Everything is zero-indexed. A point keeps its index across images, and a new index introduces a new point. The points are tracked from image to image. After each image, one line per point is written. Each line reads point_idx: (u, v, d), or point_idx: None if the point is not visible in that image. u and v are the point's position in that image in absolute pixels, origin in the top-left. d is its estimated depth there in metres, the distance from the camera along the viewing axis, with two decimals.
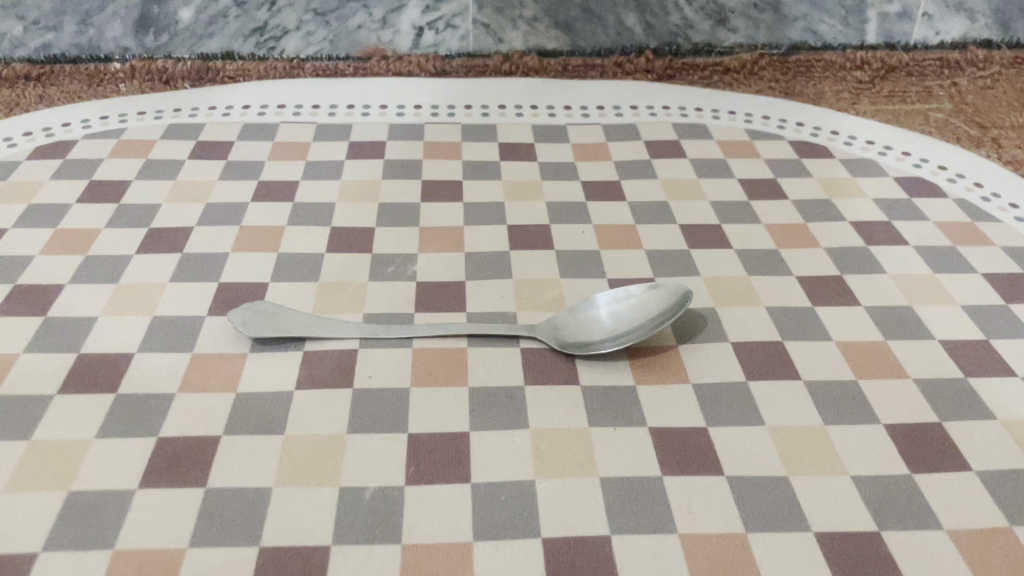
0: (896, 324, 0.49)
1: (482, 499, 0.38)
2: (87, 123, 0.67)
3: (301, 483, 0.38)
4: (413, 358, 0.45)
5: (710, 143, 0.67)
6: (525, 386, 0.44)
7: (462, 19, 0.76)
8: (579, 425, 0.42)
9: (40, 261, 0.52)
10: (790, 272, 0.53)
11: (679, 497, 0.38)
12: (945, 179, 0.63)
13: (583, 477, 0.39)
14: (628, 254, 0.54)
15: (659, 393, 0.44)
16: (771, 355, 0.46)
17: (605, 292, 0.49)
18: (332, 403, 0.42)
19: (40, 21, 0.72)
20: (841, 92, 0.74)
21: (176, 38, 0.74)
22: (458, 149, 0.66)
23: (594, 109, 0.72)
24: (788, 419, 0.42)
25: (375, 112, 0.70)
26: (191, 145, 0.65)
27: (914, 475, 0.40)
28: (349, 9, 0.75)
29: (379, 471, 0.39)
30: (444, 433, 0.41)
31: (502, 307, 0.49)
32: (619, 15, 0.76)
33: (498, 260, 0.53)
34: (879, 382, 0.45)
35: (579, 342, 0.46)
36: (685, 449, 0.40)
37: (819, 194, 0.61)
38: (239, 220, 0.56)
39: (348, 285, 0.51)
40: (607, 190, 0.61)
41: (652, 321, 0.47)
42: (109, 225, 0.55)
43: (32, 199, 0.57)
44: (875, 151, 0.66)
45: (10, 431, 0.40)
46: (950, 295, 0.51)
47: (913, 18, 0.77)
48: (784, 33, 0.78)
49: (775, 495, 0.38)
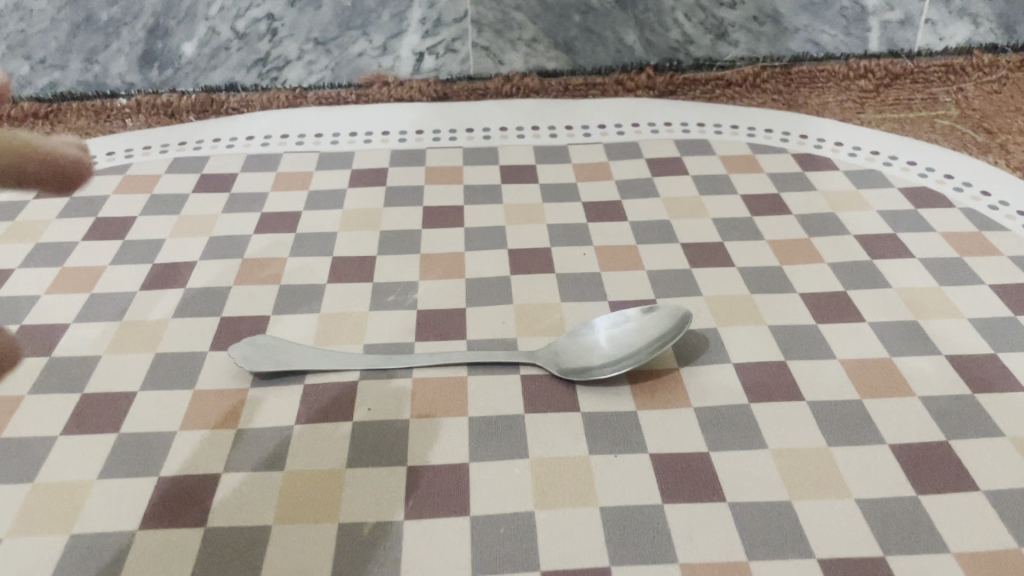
0: (901, 340, 0.48)
1: (481, 532, 0.38)
2: (94, 159, 0.67)
3: (300, 520, 0.38)
4: (413, 388, 0.45)
5: (713, 159, 0.67)
6: (525, 414, 0.44)
7: (462, 43, 0.76)
8: (580, 453, 0.41)
9: (46, 300, 0.52)
10: (793, 289, 0.52)
11: (681, 525, 0.38)
12: (951, 189, 0.62)
13: (583, 507, 0.39)
14: (629, 275, 0.54)
15: (659, 418, 0.43)
16: (774, 376, 0.46)
17: (603, 316, 0.49)
18: (332, 437, 0.42)
19: (46, 60, 0.73)
20: (845, 102, 0.74)
21: (180, 72, 0.75)
22: (460, 174, 0.66)
23: (596, 127, 0.72)
24: (791, 441, 0.42)
25: (377, 138, 0.71)
26: (195, 178, 0.65)
27: (919, 495, 0.39)
28: (349, 37, 0.75)
29: (379, 506, 0.39)
30: (444, 465, 0.41)
31: (502, 334, 0.49)
32: (619, 33, 0.76)
33: (499, 285, 0.53)
34: (883, 399, 0.44)
35: (580, 367, 0.46)
36: (686, 475, 0.40)
37: (822, 208, 0.60)
38: (242, 253, 0.57)
39: (349, 316, 0.51)
40: (608, 210, 0.61)
41: (653, 343, 0.47)
42: (114, 261, 0.56)
43: (39, 238, 0.58)
44: (879, 161, 0.66)
45: (14, 474, 0.41)
46: (957, 308, 0.50)
47: (916, 25, 0.77)
48: (784, 45, 0.78)
49: (778, 520, 0.38)
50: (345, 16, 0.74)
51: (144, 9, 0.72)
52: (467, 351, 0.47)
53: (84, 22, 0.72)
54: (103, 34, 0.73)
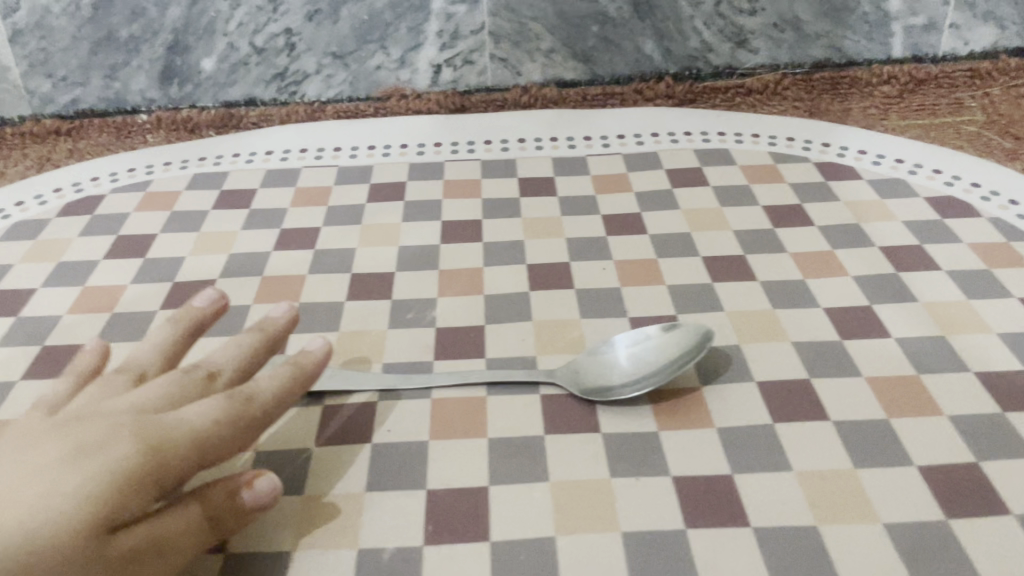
0: (929, 356, 0.47)
1: (501, 558, 0.37)
2: (115, 176, 0.68)
3: (320, 545, 0.38)
4: (432, 409, 0.45)
5: (734, 169, 0.66)
6: (545, 435, 0.43)
7: (480, 54, 0.76)
8: (601, 476, 0.41)
9: (68, 320, 0.53)
10: (817, 304, 0.51)
11: (704, 550, 0.37)
12: (978, 198, 0.61)
13: (604, 532, 0.38)
14: (650, 290, 0.54)
15: (681, 439, 0.43)
16: (798, 395, 0.45)
17: (623, 334, 0.48)
18: (352, 460, 0.42)
19: (67, 77, 0.74)
20: (868, 108, 0.73)
21: (199, 87, 0.76)
22: (478, 187, 0.66)
23: (615, 138, 0.71)
24: (816, 462, 0.41)
25: (395, 152, 0.71)
26: (215, 194, 0.66)
27: (949, 519, 0.38)
28: (367, 50, 0.75)
29: (398, 532, 0.39)
30: (464, 488, 0.41)
31: (522, 352, 0.49)
32: (637, 42, 0.76)
33: (518, 301, 0.53)
34: (911, 419, 0.43)
35: (601, 387, 0.45)
36: (709, 499, 0.39)
37: (846, 219, 0.60)
38: (262, 270, 0.57)
39: (368, 334, 0.51)
40: (628, 223, 0.61)
41: (673, 364, 0.46)
42: (135, 280, 0.56)
43: (61, 257, 0.59)
44: (904, 169, 0.65)
45: None
46: (985, 322, 0.49)
47: (940, 29, 0.76)
48: (806, 52, 0.76)
49: (803, 545, 0.37)
50: (363, 30, 0.74)
51: (163, 26, 0.72)
52: (486, 370, 0.47)
53: (105, 39, 0.72)
54: (123, 51, 0.73)
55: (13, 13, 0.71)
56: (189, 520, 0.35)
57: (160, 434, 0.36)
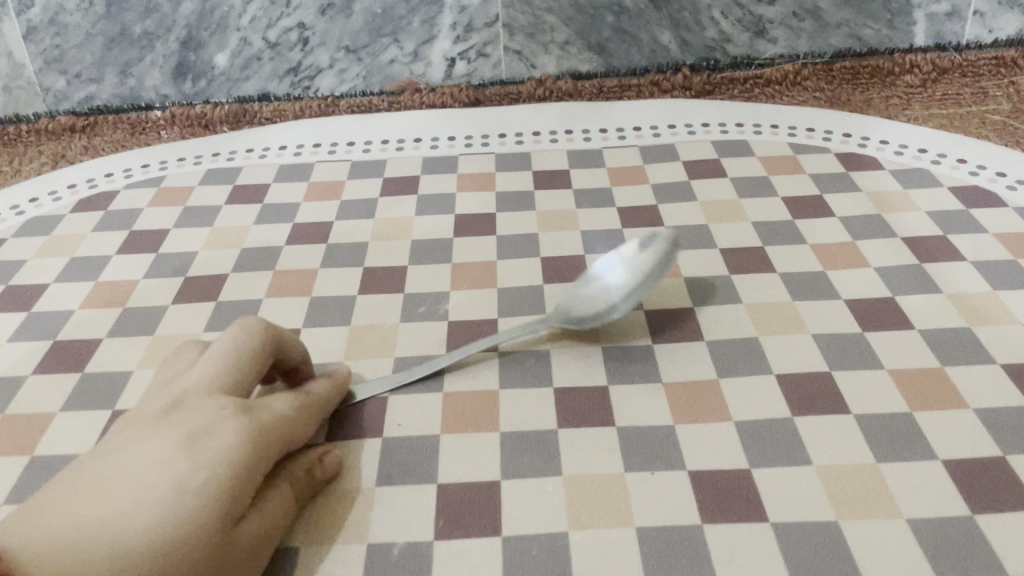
0: (954, 348, 0.46)
1: (513, 553, 0.37)
2: (129, 172, 0.68)
3: (329, 540, 0.38)
4: (443, 403, 0.44)
5: (752, 161, 0.65)
6: (558, 429, 0.42)
7: (494, 47, 0.75)
8: (616, 471, 0.40)
9: (80, 315, 0.52)
10: (838, 295, 0.50)
11: (721, 546, 0.36)
12: (1004, 187, 0.59)
13: (619, 527, 0.37)
14: (667, 282, 0.53)
15: (698, 433, 0.42)
16: (818, 388, 0.44)
17: (598, 265, 0.51)
18: (362, 454, 0.42)
19: (82, 74, 0.74)
20: (890, 97, 0.72)
21: (213, 83, 0.75)
22: (492, 180, 0.65)
23: (631, 130, 0.70)
24: (836, 456, 0.40)
25: (409, 146, 0.70)
26: (228, 189, 0.65)
27: (974, 514, 0.37)
28: (380, 44, 0.74)
29: (408, 526, 0.38)
30: (475, 482, 0.40)
31: (536, 345, 0.48)
32: (653, 33, 0.74)
33: (532, 295, 0.52)
34: (935, 412, 0.42)
35: (598, 315, 0.48)
36: (727, 493, 0.38)
37: (868, 209, 0.58)
38: (274, 265, 0.56)
39: (380, 328, 0.50)
40: (644, 215, 0.60)
41: (629, 295, 0.49)
42: (148, 275, 0.56)
43: (74, 252, 0.59)
44: (928, 159, 0.63)
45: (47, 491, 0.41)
46: (1013, 313, 0.48)
47: (964, 17, 0.74)
48: (825, 41, 0.75)
49: (824, 542, 0.36)
50: (376, 24, 0.73)
51: (176, 22, 0.72)
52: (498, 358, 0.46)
53: (118, 36, 0.72)
54: (136, 47, 0.73)
55: (27, 10, 0.71)
56: (284, 502, 0.37)
57: (258, 426, 0.36)
